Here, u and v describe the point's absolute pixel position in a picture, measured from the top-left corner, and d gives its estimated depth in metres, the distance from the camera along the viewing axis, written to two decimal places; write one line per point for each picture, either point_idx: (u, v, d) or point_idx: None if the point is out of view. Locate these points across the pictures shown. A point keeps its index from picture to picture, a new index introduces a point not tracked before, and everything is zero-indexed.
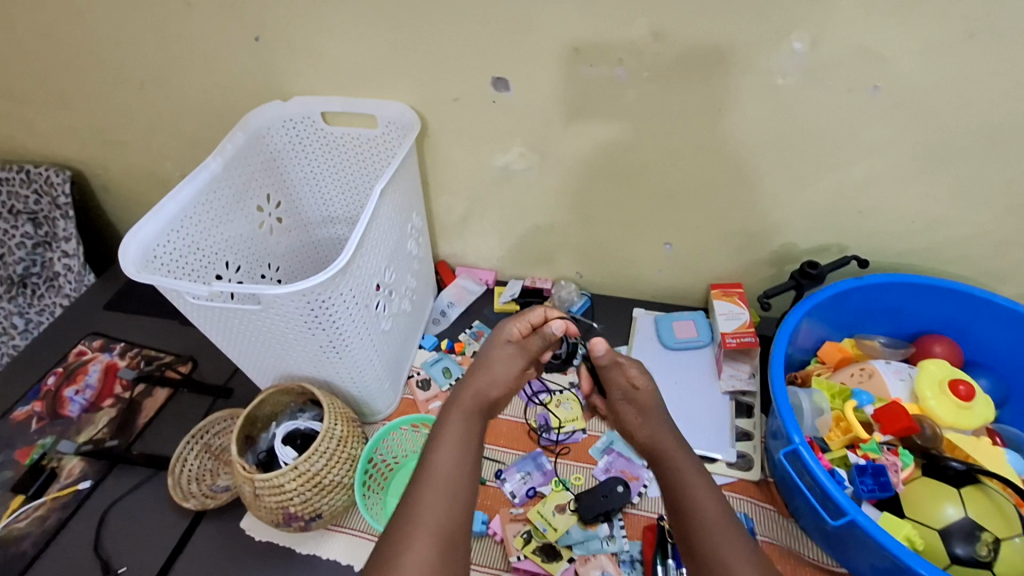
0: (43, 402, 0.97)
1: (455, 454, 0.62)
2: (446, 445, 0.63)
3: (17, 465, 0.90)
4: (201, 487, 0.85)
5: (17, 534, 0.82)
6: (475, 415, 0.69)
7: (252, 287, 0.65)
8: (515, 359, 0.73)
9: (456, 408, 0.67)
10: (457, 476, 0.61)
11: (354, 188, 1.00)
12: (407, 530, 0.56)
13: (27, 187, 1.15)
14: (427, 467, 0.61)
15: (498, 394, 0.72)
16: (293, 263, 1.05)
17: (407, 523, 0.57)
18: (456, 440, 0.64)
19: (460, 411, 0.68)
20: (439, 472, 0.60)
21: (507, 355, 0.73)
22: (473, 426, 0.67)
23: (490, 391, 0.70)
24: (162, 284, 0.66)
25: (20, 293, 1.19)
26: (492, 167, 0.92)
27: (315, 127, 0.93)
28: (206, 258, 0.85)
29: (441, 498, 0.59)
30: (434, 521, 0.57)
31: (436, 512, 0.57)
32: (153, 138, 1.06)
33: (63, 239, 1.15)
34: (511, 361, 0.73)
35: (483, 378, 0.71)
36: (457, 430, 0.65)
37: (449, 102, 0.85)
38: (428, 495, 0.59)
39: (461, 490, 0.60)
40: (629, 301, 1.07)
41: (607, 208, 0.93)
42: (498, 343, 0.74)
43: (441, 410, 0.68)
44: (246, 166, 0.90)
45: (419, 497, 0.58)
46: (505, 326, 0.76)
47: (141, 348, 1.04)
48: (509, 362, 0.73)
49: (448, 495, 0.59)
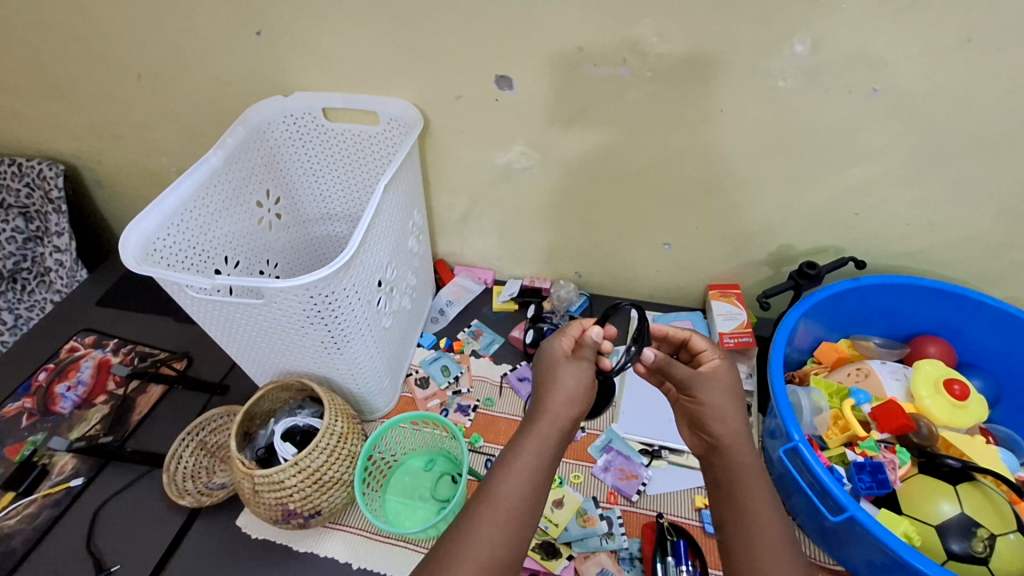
0: (34, 398, 0.96)
1: (525, 484, 0.55)
2: (518, 471, 0.55)
3: (8, 462, 0.88)
4: (196, 485, 0.84)
5: (7, 531, 0.80)
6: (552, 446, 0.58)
7: (255, 281, 0.65)
8: (579, 375, 0.63)
9: (532, 436, 0.58)
10: (522, 504, 0.54)
11: (355, 185, 1.00)
12: (450, 552, 0.51)
13: (19, 181, 1.14)
14: (490, 489, 0.54)
15: (574, 415, 0.61)
16: (291, 260, 1.04)
17: (456, 546, 0.51)
18: (529, 465, 0.56)
19: (535, 436, 0.58)
20: (504, 500, 0.53)
21: (571, 367, 0.64)
22: (553, 456, 0.58)
23: (569, 410, 0.61)
24: (173, 278, 0.65)
25: (10, 289, 1.18)
26: (494, 166, 0.93)
27: (317, 123, 0.93)
28: (206, 252, 0.84)
29: (500, 532, 0.52)
30: (485, 553, 0.51)
31: (488, 541, 0.51)
32: (149, 133, 1.05)
33: (55, 234, 1.14)
34: (575, 369, 0.64)
35: (562, 398, 0.61)
36: (532, 459, 0.56)
37: (451, 99, 0.86)
38: (487, 527, 0.52)
39: (527, 513, 0.54)
40: (626, 301, 1.08)
41: (607, 208, 0.93)
42: (558, 362, 0.65)
43: (516, 433, 0.59)
44: (247, 161, 0.89)
45: (474, 522, 0.52)
46: (549, 347, 0.67)
47: (135, 344, 1.03)
48: (573, 376, 0.63)
49: (508, 525, 0.52)
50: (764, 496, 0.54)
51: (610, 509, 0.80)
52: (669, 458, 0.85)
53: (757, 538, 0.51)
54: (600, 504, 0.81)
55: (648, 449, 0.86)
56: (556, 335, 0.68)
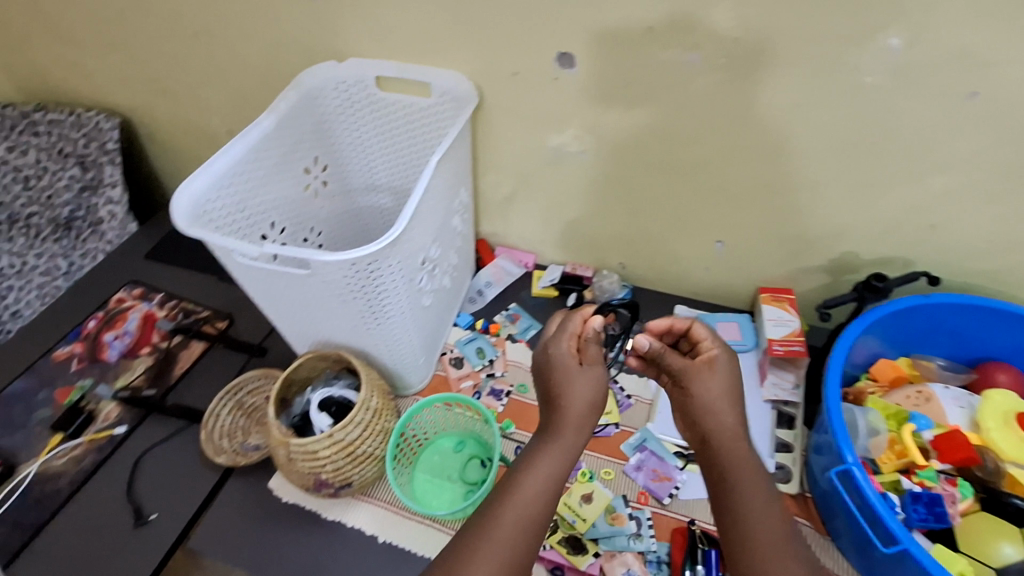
0: (83, 344, 0.99)
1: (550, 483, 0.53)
2: (539, 475, 0.54)
3: (57, 404, 0.91)
4: (232, 444, 0.86)
5: (54, 471, 0.83)
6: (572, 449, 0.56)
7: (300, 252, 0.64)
8: (589, 377, 0.59)
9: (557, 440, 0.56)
10: (542, 510, 0.52)
11: (402, 158, 0.98)
12: (471, 543, 0.49)
13: (77, 131, 1.16)
14: (514, 489, 0.53)
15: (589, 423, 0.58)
16: (335, 229, 1.04)
17: (474, 536, 0.50)
18: (555, 464, 0.54)
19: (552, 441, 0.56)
20: (524, 499, 0.52)
21: (583, 373, 0.59)
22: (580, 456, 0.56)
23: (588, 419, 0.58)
24: (217, 241, 0.65)
25: (65, 236, 1.21)
26: (545, 148, 0.90)
27: (367, 91, 0.90)
28: (252, 218, 0.84)
29: (522, 525, 0.50)
30: (509, 548, 0.49)
31: (508, 535, 0.50)
32: (202, 91, 1.06)
33: (109, 185, 1.19)
34: (590, 376, 0.59)
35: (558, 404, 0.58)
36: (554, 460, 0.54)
37: (508, 76, 0.82)
38: (512, 519, 0.50)
39: (541, 525, 0.52)
40: (669, 297, 1.04)
41: (659, 200, 0.90)
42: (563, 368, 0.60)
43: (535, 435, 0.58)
44: (297, 127, 0.88)
45: (497, 518, 0.51)
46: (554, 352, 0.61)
47: (179, 300, 1.06)
48: (584, 383, 0.59)
49: (527, 519, 0.51)
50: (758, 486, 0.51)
51: (640, 509, 0.79)
52: None
53: (755, 531, 0.48)
54: (630, 503, 0.79)
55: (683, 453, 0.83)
56: (557, 335, 0.62)
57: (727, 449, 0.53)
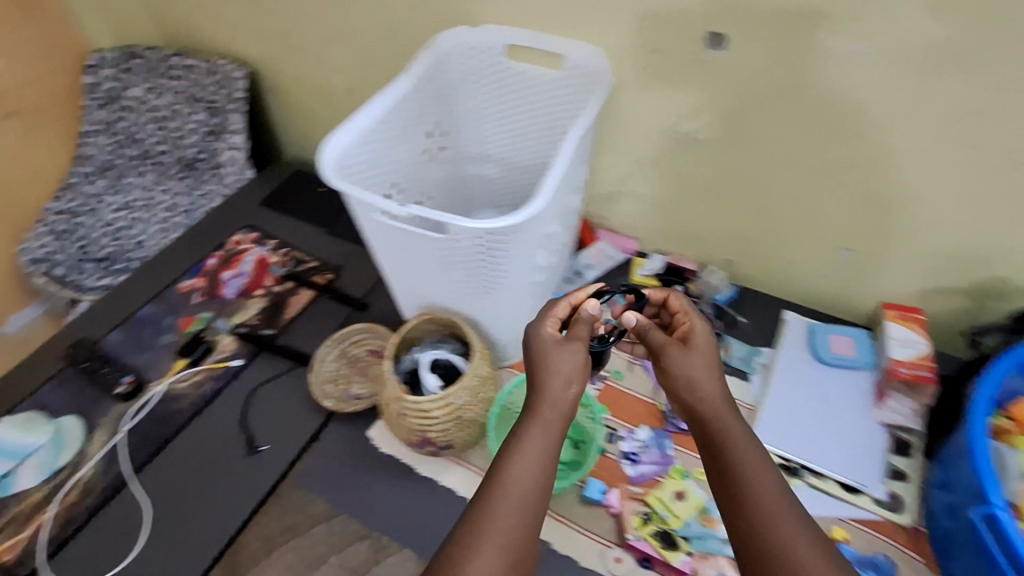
0: (204, 280, 1.06)
1: (535, 464, 0.51)
2: (527, 458, 0.51)
3: (180, 332, 0.98)
4: (336, 389, 0.90)
5: (178, 393, 0.90)
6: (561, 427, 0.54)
7: (440, 215, 0.65)
8: (576, 353, 0.58)
9: (538, 417, 0.54)
10: (536, 494, 0.50)
11: (520, 130, 0.96)
12: (470, 532, 0.48)
13: (207, 78, 1.22)
14: (500, 477, 0.50)
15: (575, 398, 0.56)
16: (444, 196, 1.03)
17: (471, 527, 0.48)
18: (536, 449, 0.52)
19: (536, 420, 0.54)
20: (516, 484, 0.50)
21: (566, 350, 0.58)
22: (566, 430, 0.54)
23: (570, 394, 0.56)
24: (366, 197, 0.68)
25: (190, 175, 1.30)
26: (670, 133, 0.86)
27: (494, 59, 0.88)
28: (379, 178, 0.86)
29: (517, 511, 0.49)
30: (507, 536, 0.47)
31: (505, 521, 0.48)
32: (328, 48, 1.08)
33: (232, 132, 1.24)
34: (574, 351, 0.58)
35: (550, 380, 0.56)
36: (543, 434, 0.53)
37: (647, 53, 0.79)
38: (505, 508, 0.49)
39: (538, 511, 0.50)
40: (778, 302, 0.99)
41: (788, 198, 0.86)
42: (550, 348, 0.58)
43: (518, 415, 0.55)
44: (426, 91, 0.88)
45: (491, 512, 0.48)
46: (537, 334, 0.61)
47: (292, 248, 1.11)
48: (574, 358, 0.57)
49: (521, 503, 0.49)
50: (747, 444, 0.52)
51: None
52: (807, 479, 0.81)
53: (756, 492, 0.49)
54: None
55: (787, 465, 0.82)
56: (543, 319, 0.63)
57: (718, 414, 0.54)
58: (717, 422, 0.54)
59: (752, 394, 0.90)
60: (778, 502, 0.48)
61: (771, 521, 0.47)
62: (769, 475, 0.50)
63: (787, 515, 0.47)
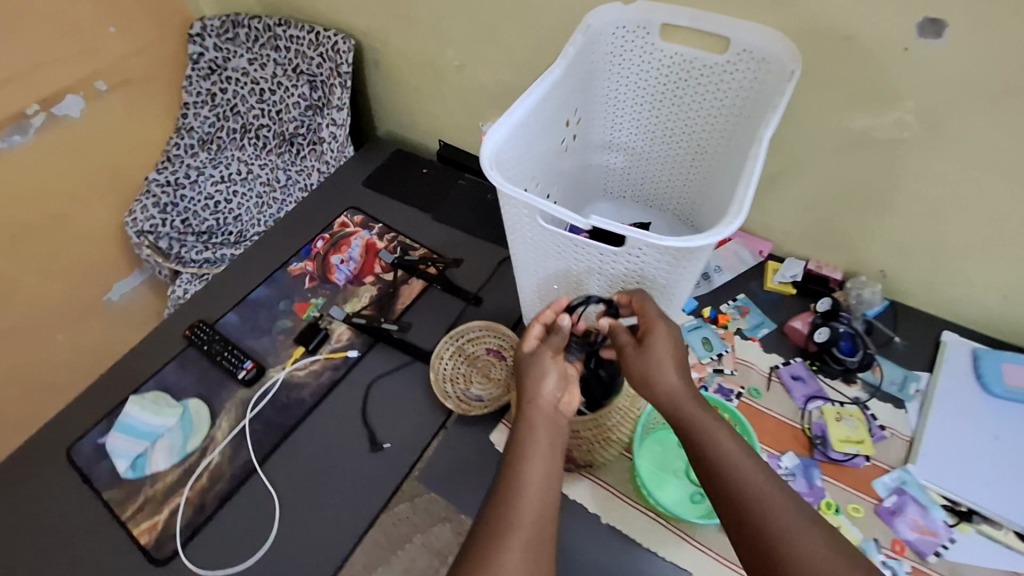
0: (314, 263, 1.04)
1: (542, 464, 0.58)
2: (536, 461, 0.58)
3: (296, 317, 0.97)
4: (455, 389, 0.86)
5: (297, 381, 0.90)
6: (554, 430, 0.61)
7: (627, 228, 0.58)
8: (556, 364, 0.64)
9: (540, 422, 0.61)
10: (546, 492, 0.56)
11: (660, 118, 0.88)
12: (502, 527, 0.53)
13: (314, 50, 1.17)
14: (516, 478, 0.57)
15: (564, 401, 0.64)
16: (569, 190, 0.96)
17: (500, 523, 0.53)
18: (543, 451, 0.59)
19: (540, 425, 0.61)
20: (533, 485, 0.56)
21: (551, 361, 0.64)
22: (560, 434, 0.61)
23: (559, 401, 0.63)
24: (540, 204, 0.59)
25: (287, 151, 1.26)
26: (845, 130, 0.76)
27: (646, 40, 0.80)
28: (523, 173, 0.77)
29: (539, 508, 0.55)
30: (531, 530, 0.53)
31: (529, 514, 0.54)
32: (445, 21, 1.01)
33: (335, 107, 1.19)
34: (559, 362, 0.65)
35: (542, 389, 0.63)
36: (546, 437, 0.60)
37: (838, 40, 0.69)
38: (526, 506, 0.54)
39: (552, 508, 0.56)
40: (937, 320, 0.90)
41: (980, 211, 0.75)
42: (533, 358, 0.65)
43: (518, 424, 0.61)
44: (574, 75, 0.80)
45: (512, 509, 0.54)
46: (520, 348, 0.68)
47: (398, 234, 1.07)
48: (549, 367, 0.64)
49: (542, 505, 0.55)
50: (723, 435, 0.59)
51: (895, 559, 0.73)
52: (978, 526, 0.74)
53: (742, 478, 0.56)
54: (881, 550, 0.74)
55: (954, 508, 0.76)
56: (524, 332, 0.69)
57: (687, 407, 0.61)
58: (691, 416, 0.60)
59: (908, 425, 0.83)
60: (762, 486, 0.55)
61: (757, 500, 0.55)
62: (750, 463, 0.57)
63: (773, 497, 0.55)
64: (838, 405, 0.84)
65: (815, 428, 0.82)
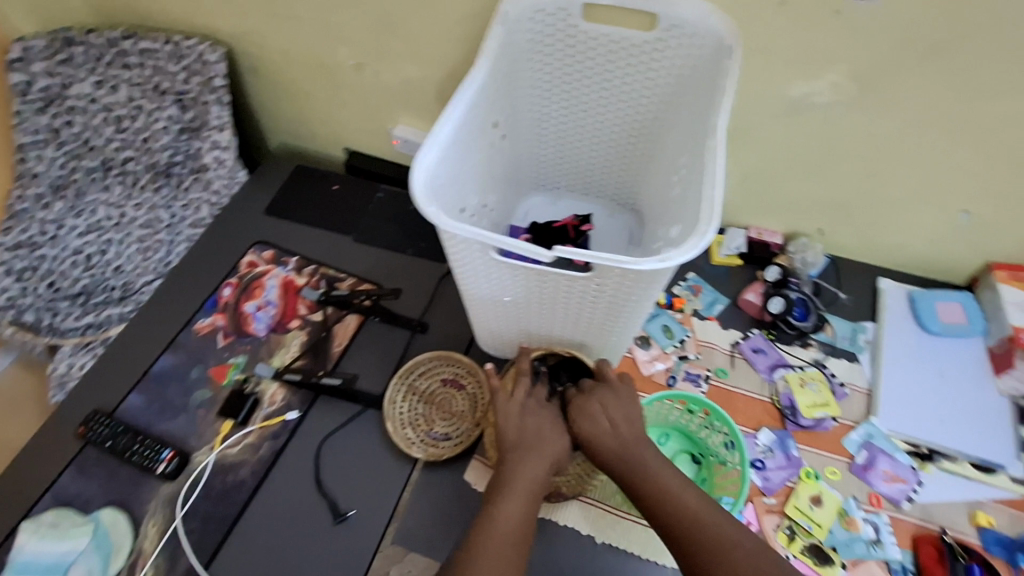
0: (225, 315, 0.90)
1: (518, 511, 0.58)
2: (511, 507, 0.59)
3: (215, 384, 0.84)
4: (418, 434, 0.78)
5: (232, 460, 0.78)
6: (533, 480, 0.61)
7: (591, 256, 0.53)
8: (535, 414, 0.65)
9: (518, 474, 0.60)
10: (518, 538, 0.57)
11: (588, 106, 0.82)
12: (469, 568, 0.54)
13: (176, 64, 0.98)
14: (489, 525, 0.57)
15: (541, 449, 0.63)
16: (504, 193, 0.89)
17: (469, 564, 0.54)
18: (519, 499, 0.59)
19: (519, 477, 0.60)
20: (501, 531, 0.57)
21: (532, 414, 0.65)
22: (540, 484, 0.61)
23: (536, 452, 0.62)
24: (502, 243, 0.53)
25: (166, 184, 1.07)
26: (781, 98, 0.74)
27: (568, 24, 0.73)
28: (456, 190, 0.70)
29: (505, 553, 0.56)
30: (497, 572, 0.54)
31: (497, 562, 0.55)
32: (332, 16, 0.87)
33: (216, 128, 1.03)
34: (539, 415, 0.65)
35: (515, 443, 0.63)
36: (524, 490, 0.60)
37: (767, 7, 0.65)
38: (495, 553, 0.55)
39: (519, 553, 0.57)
40: (873, 268, 0.94)
41: (911, 163, 0.76)
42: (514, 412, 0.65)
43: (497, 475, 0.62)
44: (494, 72, 0.73)
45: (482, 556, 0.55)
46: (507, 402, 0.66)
47: (319, 265, 0.95)
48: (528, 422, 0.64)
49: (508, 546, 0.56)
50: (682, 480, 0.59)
51: (876, 513, 0.74)
52: (940, 464, 0.78)
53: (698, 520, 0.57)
54: (862, 507, 0.75)
55: (916, 452, 0.79)
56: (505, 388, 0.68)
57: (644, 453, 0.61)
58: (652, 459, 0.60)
59: (864, 377, 0.84)
60: (719, 528, 0.56)
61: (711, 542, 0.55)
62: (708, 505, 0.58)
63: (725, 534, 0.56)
64: (800, 370, 0.84)
65: (783, 400, 0.82)
